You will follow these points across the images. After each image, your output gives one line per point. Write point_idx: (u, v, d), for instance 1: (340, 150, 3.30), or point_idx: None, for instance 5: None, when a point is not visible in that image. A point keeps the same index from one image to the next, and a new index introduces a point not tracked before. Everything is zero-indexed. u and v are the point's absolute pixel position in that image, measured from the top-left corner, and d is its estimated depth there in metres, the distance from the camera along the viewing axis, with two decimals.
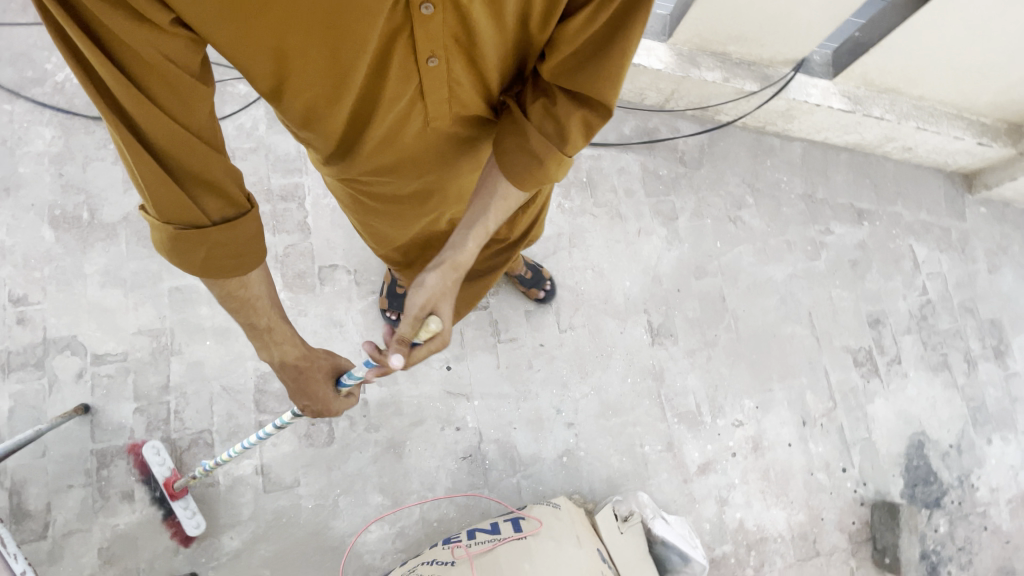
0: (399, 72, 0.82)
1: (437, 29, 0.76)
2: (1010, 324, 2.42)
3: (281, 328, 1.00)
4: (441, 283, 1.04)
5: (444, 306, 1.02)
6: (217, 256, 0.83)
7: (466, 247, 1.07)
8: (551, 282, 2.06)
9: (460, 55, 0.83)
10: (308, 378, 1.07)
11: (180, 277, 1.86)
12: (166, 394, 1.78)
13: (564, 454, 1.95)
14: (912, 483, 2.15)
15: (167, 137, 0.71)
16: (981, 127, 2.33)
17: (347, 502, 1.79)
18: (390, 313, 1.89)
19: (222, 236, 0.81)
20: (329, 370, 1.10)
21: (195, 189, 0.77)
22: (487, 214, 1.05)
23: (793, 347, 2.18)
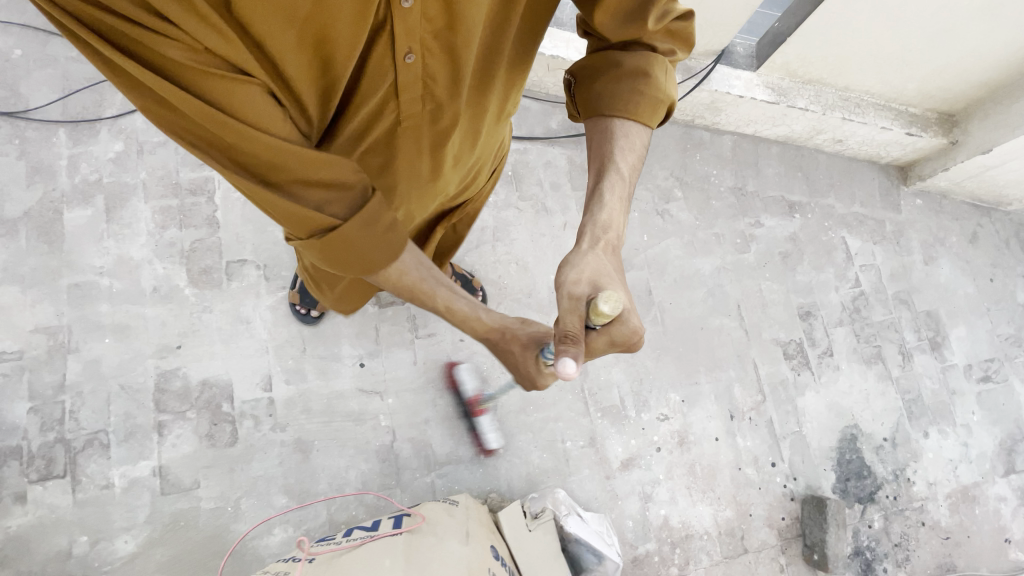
0: (379, 65, 0.83)
1: (417, 22, 0.78)
2: (947, 315, 2.39)
3: (458, 307, 0.99)
4: (600, 259, 0.92)
5: (609, 282, 0.90)
6: (368, 250, 0.85)
7: (606, 207, 0.96)
8: (482, 291, 2.02)
9: (440, 53, 0.84)
10: (506, 350, 1.03)
11: (81, 273, 1.81)
12: (62, 393, 1.72)
13: (481, 452, 1.89)
14: (845, 477, 2.10)
15: (268, 155, 0.72)
16: (910, 117, 2.33)
17: (249, 504, 1.71)
18: (301, 307, 1.84)
19: (360, 232, 0.82)
20: (525, 341, 1.01)
21: (310, 194, 0.78)
22: (618, 157, 0.95)
23: (721, 340, 2.15)
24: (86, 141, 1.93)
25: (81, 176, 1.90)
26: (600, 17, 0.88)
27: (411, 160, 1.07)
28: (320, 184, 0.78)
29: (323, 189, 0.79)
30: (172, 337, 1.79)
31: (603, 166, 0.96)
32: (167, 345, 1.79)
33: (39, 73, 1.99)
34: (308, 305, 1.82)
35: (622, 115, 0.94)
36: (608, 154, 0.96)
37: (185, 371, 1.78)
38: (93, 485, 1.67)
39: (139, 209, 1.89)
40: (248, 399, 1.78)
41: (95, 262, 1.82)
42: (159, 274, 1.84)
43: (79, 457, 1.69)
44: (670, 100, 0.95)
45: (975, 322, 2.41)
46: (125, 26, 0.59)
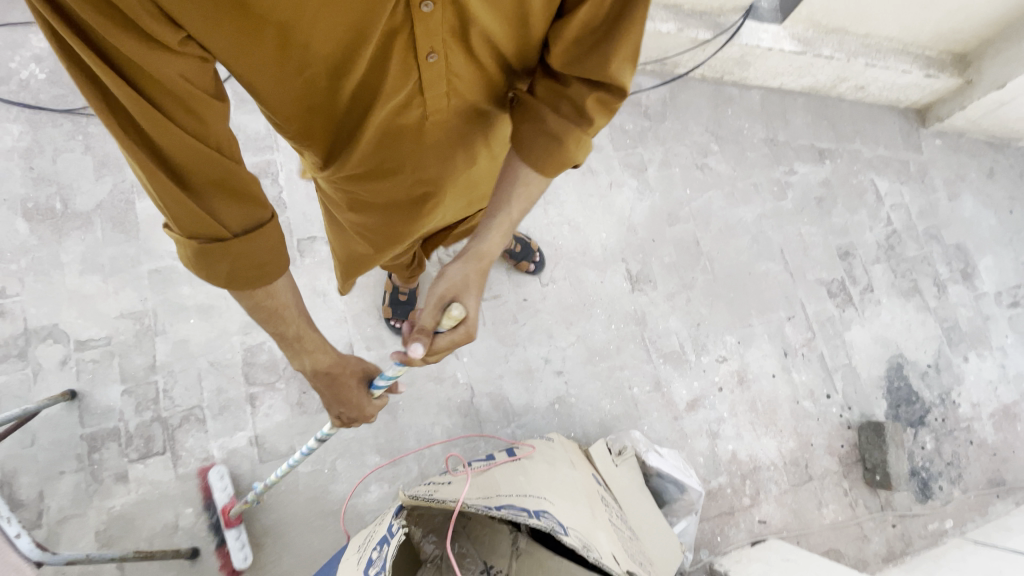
0: (398, 69, 0.78)
1: (436, 25, 0.73)
2: (975, 247, 2.51)
3: (312, 337, 0.97)
4: (467, 277, 1.02)
5: (470, 297, 0.99)
6: (257, 263, 0.82)
7: (492, 238, 1.06)
8: (539, 253, 2.07)
9: (459, 47, 0.80)
10: (342, 384, 1.05)
11: (158, 258, 1.87)
12: (154, 374, 1.78)
13: (556, 402, 1.97)
14: (895, 404, 2.20)
15: (185, 155, 0.69)
16: (928, 60, 2.44)
17: (345, 465, 1.79)
18: (394, 321, 1.90)
19: (252, 243, 0.80)
20: (360, 375, 1.06)
21: (215, 203, 0.75)
22: (511, 205, 1.04)
23: (769, 283, 2.25)
24: None
25: None
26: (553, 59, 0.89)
27: (433, 158, 1.01)
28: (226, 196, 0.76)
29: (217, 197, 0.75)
30: (253, 314, 1.85)
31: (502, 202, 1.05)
32: (249, 321, 1.85)
33: None
34: (401, 317, 1.89)
35: (530, 164, 0.99)
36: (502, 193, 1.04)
37: (270, 345, 1.84)
38: (193, 459, 1.74)
39: None
40: None
41: (172, 248, 1.88)
42: None
43: (177, 433, 1.75)
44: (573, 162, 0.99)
45: (1001, 251, 2.52)
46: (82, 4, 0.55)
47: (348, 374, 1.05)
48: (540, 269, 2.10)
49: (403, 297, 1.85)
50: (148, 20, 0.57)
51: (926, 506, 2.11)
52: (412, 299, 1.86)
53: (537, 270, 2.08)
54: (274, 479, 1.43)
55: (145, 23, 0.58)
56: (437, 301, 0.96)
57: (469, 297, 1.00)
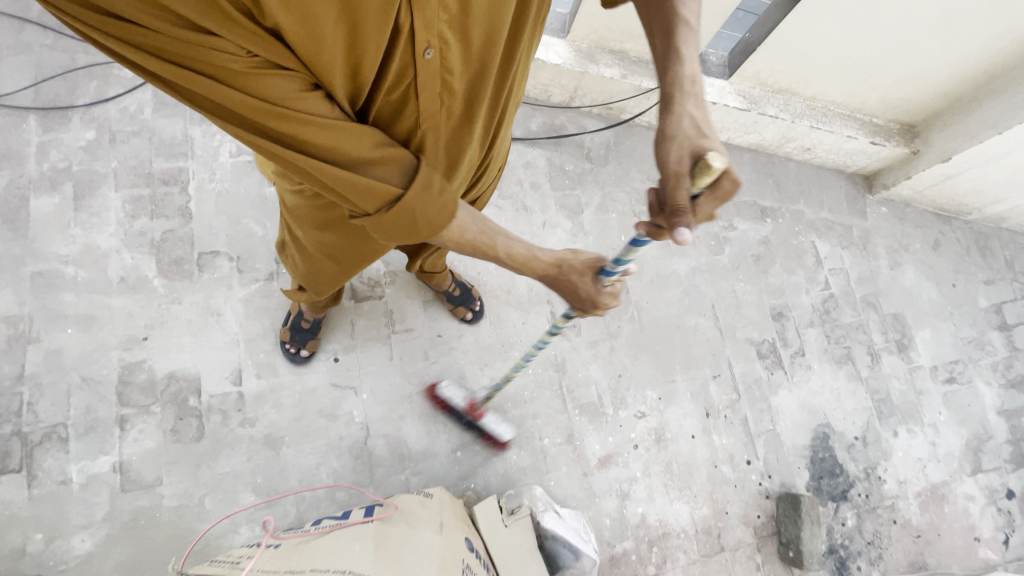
0: (398, 61, 0.84)
1: (434, 12, 0.79)
2: (913, 319, 2.47)
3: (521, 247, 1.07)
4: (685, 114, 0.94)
5: (708, 137, 0.91)
6: (432, 211, 0.90)
7: (687, 62, 0.96)
8: (480, 301, 1.99)
9: (455, 39, 0.85)
10: (567, 278, 1.14)
11: (44, 261, 1.75)
12: (19, 385, 1.64)
13: (458, 449, 1.85)
14: (818, 475, 2.12)
15: (321, 143, 0.80)
16: (875, 127, 2.43)
17: (214, 502, 1.64)
18: (290, 345, 1.79)
19: (419, 197, 0.87)
20: (589, 264, 1.13)
21: (374, 168, 0.85)
22: (686, 10, 0.96)
23: (697, 339, 2.18)
24: (57, 129, 1.88)
25: (50, 164, 1.85)
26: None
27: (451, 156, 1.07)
28: (377, 163, 0.85)
29: (368, 160, 0.84)
30: (138, 329, 1.73)
31: (675, 34, 0.97)
32: (132, 336, 1.73)
33: (11, 60, 1.94)
34: (298, 343, 1.78)
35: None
36: (675, 17, 0.96)
37: (151, 364, 1.72)
38: (48, 482, 1.59)
39: (109, 197, 1.84)
40: (217, 393, 1.73)
41: (60, 251, 1.77)
42: (127, 264, 1.79)
43: (34, 451, 1.61)
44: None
45: (939, 325, 2.49)
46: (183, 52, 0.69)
47: (584, 267, 1.13)
48: (478, 320, 2.00)
49: (305, 324, 1.73)
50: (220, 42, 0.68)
51: None
52: (314, 329, 1.76)
53: (474, 320, 1.99)
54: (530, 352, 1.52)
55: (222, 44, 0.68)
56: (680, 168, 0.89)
57: (708, 139, 0.91)
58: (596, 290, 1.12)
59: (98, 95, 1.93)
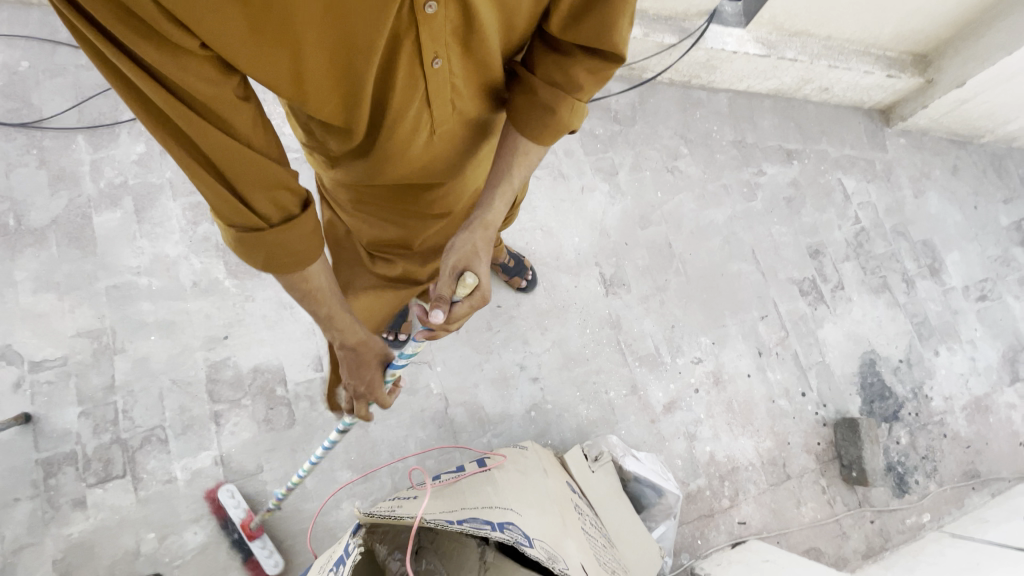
0: (404, 78, 0.78)
1: (441, 27, 0.72)
2: (942, 243, 2.55)
3: (340, 315, 1.01)
4: (476, 245, 1.02)
5: (479, 266, 0.99)
6: (286, 244, 0.82)
7: (495, 208, 1.05)
8: (533, 271, 2.05)
9: (458, 51, 0.80)
10: (362, 361, 1.08)
11: (117, 274, 1.81)
12: (113, 394, 1.71)
13: (532, 409, 1.94)
14: (869, 400, 2.22)
15: (216, 152, 0.70)
16: (889, 61, 2.48)
17: (314, 483, 1.73)
18: (387, 334, 1.88)
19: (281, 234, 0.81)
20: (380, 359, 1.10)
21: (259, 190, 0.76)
22: (512, 172, 1.03)
23: (741, 283, 2.26)
24: (107, 146, 1.92)
25: (106, 180, 1.89)
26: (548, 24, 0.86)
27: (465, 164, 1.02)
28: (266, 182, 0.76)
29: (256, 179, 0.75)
30: (217, 329, 1.80)
31: (499, 175, 1.04)
32: (213, 336, 1.80)
33: (50, 83, 1.96)
34: (395, 330, 1.87)
35: (528, 135, 0.98)
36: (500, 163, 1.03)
37: (234, 361, 1.79)
38: (155, 482, 1.67)
39: (167, 207, 1.89)
40: (301, 381, 1.81)
41: (130, 263, 1.82)
42: (196, 268, 1.85)
43: (137, 455, 1.69)
44: (573, 128, 0.98)
45: (967, 246, 2.57)
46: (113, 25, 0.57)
47: (368, 357, 1.09)
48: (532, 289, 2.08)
49: None
50: (168, 27, 0.58)
51: (902, 501, 2.12)
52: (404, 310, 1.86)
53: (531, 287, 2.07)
54: (291, 483, 1.41)
55: (165, 29, 0.58)
56: (449, 275, 0.97)
57: (477, 266, 1.00)
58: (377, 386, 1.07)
59: None
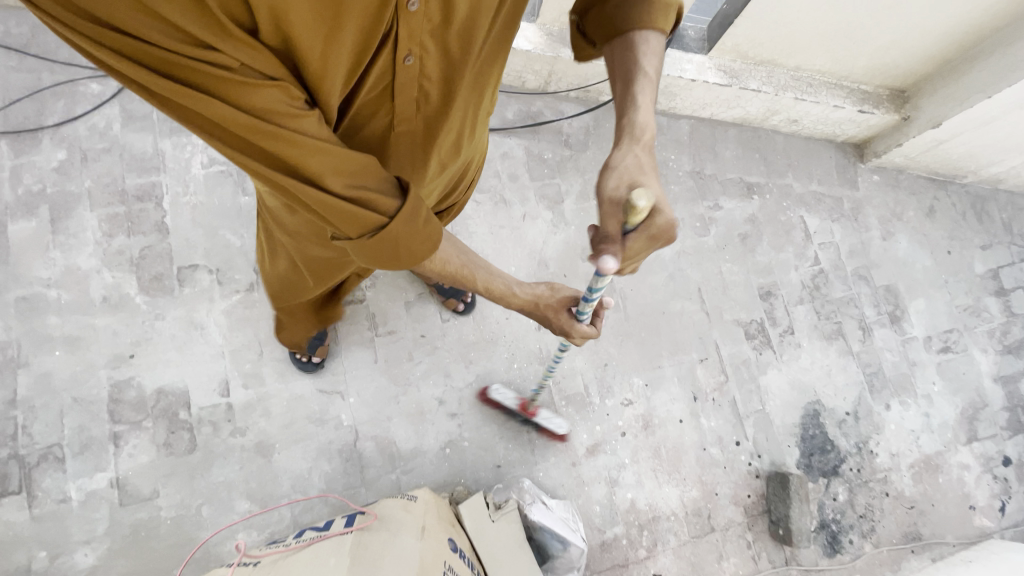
0: (380, 67, 0.84)
1: (420, 24, 0.79)
2: (907, 289, 2.43)
3: (498, 284, 1.12)
4: (637, 160, 0.98)
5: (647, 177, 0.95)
6: (407, 238, 0.86)
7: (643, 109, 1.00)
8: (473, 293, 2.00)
9: (435, 53, 0.87)
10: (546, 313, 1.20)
11: (27, 285, 1.77)
12: (14, 409, 1.68)
13: (447, 446, 1.88)
14: (808, 452, 2.13)
15: (311, 161, 0.75)
16: (863, 95, 2.34)
17: (211, 511, 1.70)
18: (301, 354, 1.83)
19: (404, 224, 0.84)
20: (563, 301, 1.19)
21: (365, 187, 0.80)
22: (644, 61, 1.00)
23: (683, 323, 2.17)
24: (28, 152, 1.88)
25: (24, 188, 1.85)
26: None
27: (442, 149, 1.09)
28: (365, 179, 0.80)
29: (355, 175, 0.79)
30: (125, 347, 1.77)
31: (635, 80, 1.00)
32: (119, 354, 1.76)
33: None
34: (309, 352, 1.81)
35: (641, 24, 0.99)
36: (631, 67, 1.00)
37: (139, 381, 1.76)
38: (49, 500, 1.64)
39: (85, 218, 1.85)
40: (206, 405, 1.77)
41: (41, 274, 1.79)
42: (108, 283, 1.81)
43: (34, 472, 1.65)
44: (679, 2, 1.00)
45: (933, 294, 2.45)
46: (177, 58, 0.63)
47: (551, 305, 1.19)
48: (470, 311, 2.03)
49: (311, 332, 1.77)
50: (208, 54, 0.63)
51: (833, 561, 2.04)
52: (320, 334, 1.79)
53: (465, 311, 2.01)
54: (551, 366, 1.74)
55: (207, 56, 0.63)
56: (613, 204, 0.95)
57: (646, 178, 0.96)
58: (571, 324, 1.19)
59: (67, 114, 1.91)
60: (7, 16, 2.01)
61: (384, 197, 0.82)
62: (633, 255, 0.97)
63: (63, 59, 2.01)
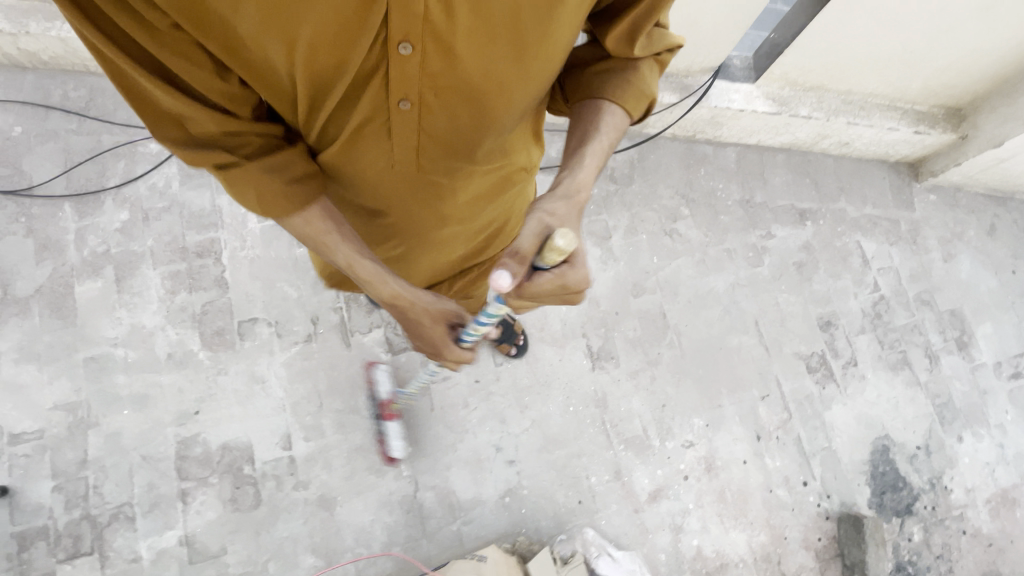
0: (366, 105, 0.77)
1: (413, 71, 0.72)
2: (973, 313, 2.33)
3: (363, 269, 0.92)
4: (569, 212, 0.82)
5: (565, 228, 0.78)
6: (273, 203, 0.80)
7: (587, 167, 0.86)
8: (523, 336, 1.97)
9: (438, 104, 0.79)
10: (415, 321, 1.00)
11: (95, 346, 1.82)
12: (85, 469, 1.72)
13: (506, 495, 1.86)
14: (879, 490, 2.04)
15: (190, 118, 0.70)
16: (918, 115, 2.27)
17: (277, 567, 1.70)
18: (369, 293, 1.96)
19: (265, 185, 0.77)
20: (437, 316, 1.00)
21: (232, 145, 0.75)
22: (601, 134, 0.87)
23: (742, 359, 2.11)
24: (92, 214, 1.94)
25: (89, 249, 1.91)
26: (606, 36, 0.81)
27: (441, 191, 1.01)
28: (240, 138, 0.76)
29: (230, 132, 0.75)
30: (189, 403, 1.79)
31: (590, 138, 0.87)
32: (184, 411, 1.79)
33: (41, 149, 1.99)
34: None
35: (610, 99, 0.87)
36: (589, 129, 0.87)
37: (204, 437, 1.78)
38: (121, 560, 1.66)
39: (147, 276, 1.90)
40: (268, 460, 1.78)
41: (108, 334, 1.83)
42: (172, 340, 1.85)
43: (106, 531, 1.68)
44: (652, 96, 0.90)
45: (1001, 317, 2.34)
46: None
47: (425, 315, 0.99)
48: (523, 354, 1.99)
49: None
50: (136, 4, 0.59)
51: None
52: None
53: (519, 353, 1.98)
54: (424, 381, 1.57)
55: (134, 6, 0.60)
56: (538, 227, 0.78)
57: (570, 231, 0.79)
58: (442, 342, 1.01)
59: (128, 175, 1.97)
60: (66, 82, 2.08)
61: (249, 150, 0.76)
62: (535, 297, 0.80)
63: (122, 121, 2.07)
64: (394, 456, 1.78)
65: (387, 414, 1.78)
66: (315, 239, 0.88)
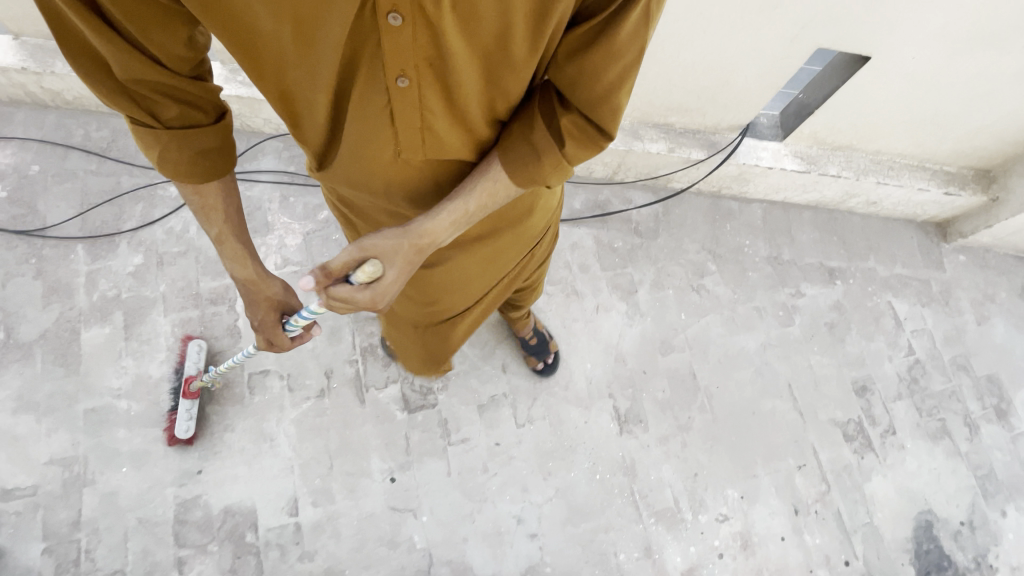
0: (361, 80, 0.68)
1: (409, 46, 0.62)
2: (1010, 379, 2.24)
3: (229, 247, 0.91)
4: (397, 248, 0.81)
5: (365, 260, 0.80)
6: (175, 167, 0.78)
7: (444, 217, 0.81)
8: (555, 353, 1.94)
9: (436, 86, 0.69)
10: (256, 301, 1.01)
11: (98, 396, 1.72)
12: (77, 531, 1.59)
13: (528, 571, 1.72)
14: (926, 572, 1.89)
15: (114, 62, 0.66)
16: (947, 176, 2.24)
17: None
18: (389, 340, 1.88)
19: (169, 147, 0.76)
20: (274, 306, 1.03)
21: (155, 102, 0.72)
22: (468, 194, 0.81)
23: (775, 424, 2.01)
24: (105, 257, 1.88)
25: (100, 293, 1.83)
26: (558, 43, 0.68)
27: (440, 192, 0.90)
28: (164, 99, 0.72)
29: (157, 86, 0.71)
30: (192, 462, 1.68)
31: (472, 181, 0.81)
32: (186, 470, 1.67)
33: (58, 188, 1.95)
34: None
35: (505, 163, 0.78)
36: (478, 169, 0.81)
37: (206, 499, 1.66)
38: None
39: (158, 322, 1.82)
40: (273, 526, 1.66)
41: (113, 384, 1.73)
42: None
43: None
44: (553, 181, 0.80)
45: None
46: None
47: (262, 302, 1.01)
48: (554, 370, 1.96)
49: None
50: None
51: None
52: None
53: (549, 372, 1.94)
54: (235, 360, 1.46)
55: None
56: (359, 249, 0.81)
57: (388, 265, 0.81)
58: (264, 326, 1.04)
59: (145, 218, 1.92)
60: (89, 122, 2.06)
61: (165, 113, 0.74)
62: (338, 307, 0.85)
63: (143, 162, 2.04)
64: (177, 437, 1.65)
65: (184, 390, 1.65)
66: (202, 208, 0.86)
